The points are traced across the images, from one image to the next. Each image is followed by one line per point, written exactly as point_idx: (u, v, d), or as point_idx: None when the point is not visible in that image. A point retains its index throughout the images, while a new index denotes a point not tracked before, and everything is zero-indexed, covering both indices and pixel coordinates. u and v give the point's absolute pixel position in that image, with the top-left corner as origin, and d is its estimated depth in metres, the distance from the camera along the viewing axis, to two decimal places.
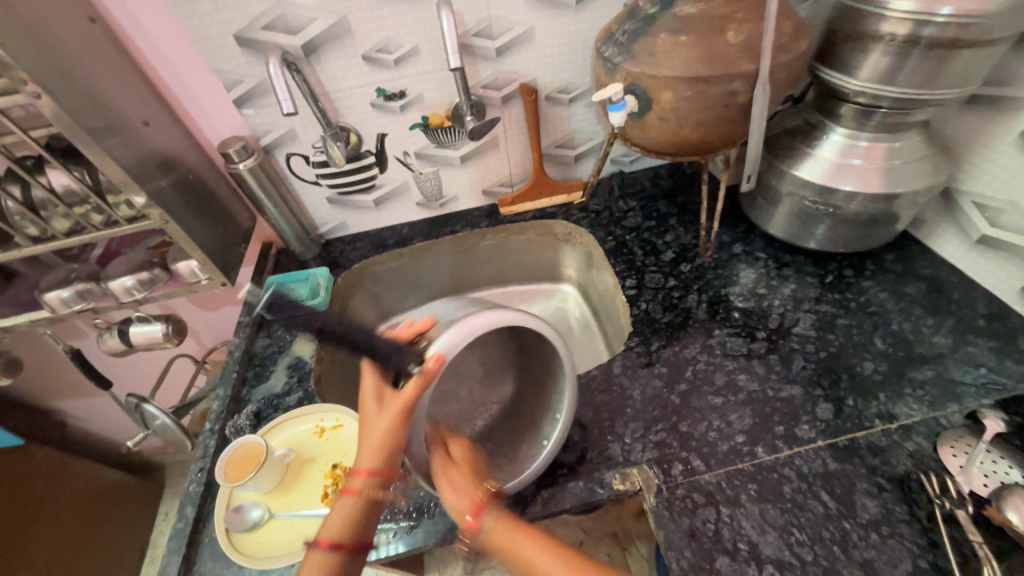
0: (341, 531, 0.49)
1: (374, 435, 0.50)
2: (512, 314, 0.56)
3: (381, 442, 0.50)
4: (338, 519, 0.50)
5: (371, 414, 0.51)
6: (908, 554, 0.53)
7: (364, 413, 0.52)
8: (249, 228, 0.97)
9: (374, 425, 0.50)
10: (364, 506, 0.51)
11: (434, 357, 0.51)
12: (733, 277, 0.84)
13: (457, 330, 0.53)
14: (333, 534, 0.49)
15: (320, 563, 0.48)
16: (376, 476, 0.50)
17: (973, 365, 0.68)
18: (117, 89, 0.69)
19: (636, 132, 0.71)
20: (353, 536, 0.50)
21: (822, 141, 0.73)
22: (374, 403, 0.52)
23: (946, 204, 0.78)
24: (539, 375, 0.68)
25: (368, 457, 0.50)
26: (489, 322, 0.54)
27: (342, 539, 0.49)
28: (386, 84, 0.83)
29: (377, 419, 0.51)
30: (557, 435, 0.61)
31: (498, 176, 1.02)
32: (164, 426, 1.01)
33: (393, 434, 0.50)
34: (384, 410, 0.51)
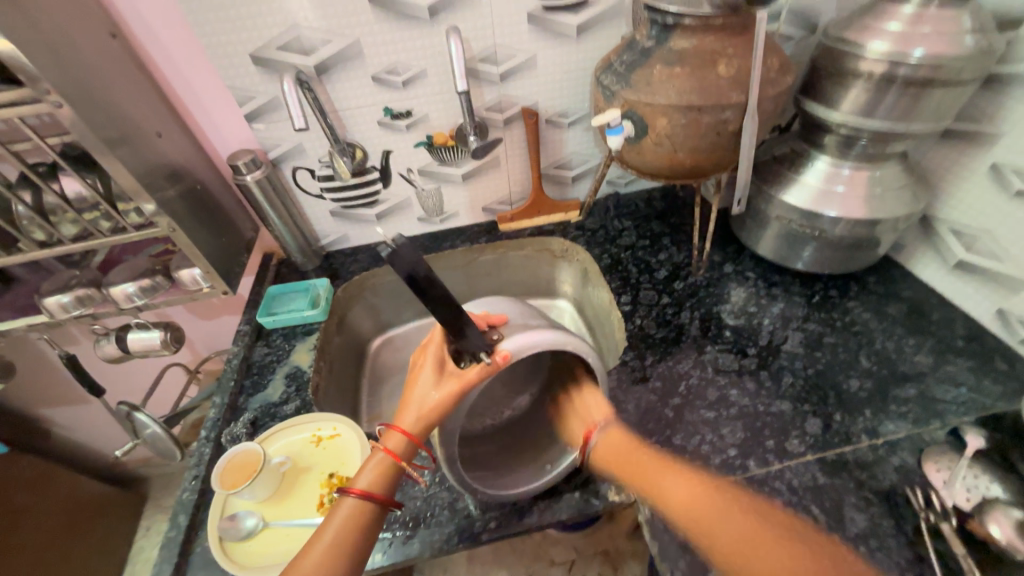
0: (373, 486, 0.52)
1: (424, 403, 0.52)
2: (578, 339, 0.56)
3: (427, 413, 0.52)
4: (372, 474, 0.53)
5: (428, 381, 0.54)
6: (896, 567, 0.55)
7: (419, 380, 0.54)
8: (252, 239, 0.98)
9: (427, 394, 0.53)
10: (397, 468, 0.54)
11: (504, 353, 0.51)
12: (724, 295, 0.87)
13: (531, 335, 0.54)
14: (366, 486, 0.52)
15: (350, 509, 0.51)
16: (416, 438, 0.53)
17: (953, 383, 0.71)
18: (133, 101, 0.72)
19: (633, 155, 0.75)
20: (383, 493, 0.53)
21: (808, 169, 0.77)
22: (432, 372, 0.54)
23: (924, 230, 0.83)
24: (561, 403, 0.70)
25: (414, 420, 0.53)
26: (559, 338, 0.54)
27: (373, 494, 0.52)
28: (393, 104, 0.86)
29: (432, 390, 0.53)
30: (567, 463, 0.62)
31: (498, 194, 1.05)
32: (155, 435, 1.00)
33: (440, 409, 0.52)
34: (441, 382, 0.53)
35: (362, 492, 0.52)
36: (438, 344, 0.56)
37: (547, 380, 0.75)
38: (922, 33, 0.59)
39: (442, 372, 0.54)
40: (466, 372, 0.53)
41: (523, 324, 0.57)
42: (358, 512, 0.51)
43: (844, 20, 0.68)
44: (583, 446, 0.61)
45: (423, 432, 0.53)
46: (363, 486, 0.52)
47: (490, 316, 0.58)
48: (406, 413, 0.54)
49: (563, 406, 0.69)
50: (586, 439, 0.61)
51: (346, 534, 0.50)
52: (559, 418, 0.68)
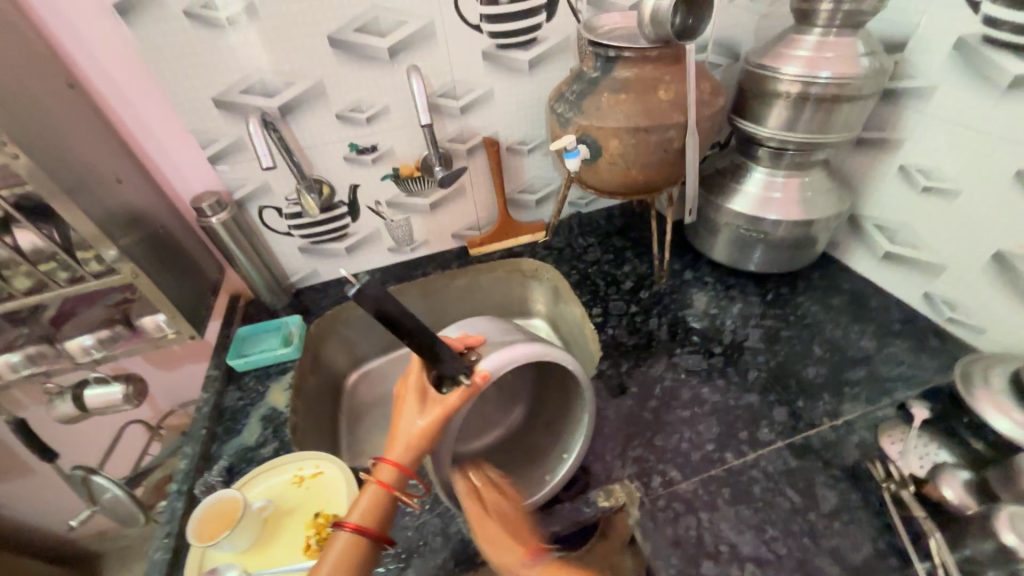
0: (366, 520, 0.50)
1: (412, 433, 0.52)
2: (558, 353, 0.59)
3: (417, 441, 0.52)
4: (362, 509, 0.51)
5: (413, 410, 0.53)
6: (868, 537, 0.58)
7: (404, 410, 0.54)
8: (218, 281, 0.96)
9: (414, 423, 0.53)
10: (388, 500, 0.52)
11: (482, 374, 0.53)
12: (688, 301, 0.93)
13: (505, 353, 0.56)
14: (359, 522, 0.50)
15: (344, 544, 0.49)
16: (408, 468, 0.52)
17: (896, 362, 0.78)
18: (92, 150, 0.71)
19: (590, 175, 0.81)
20: (377, 526, 0.51)
21: (747, 179, 0.85)
22: (416, 401, 0.54)
23: (853, 227, 0.92)
24: (551, 418, 0.72)
25: (402, 450, 0.53)
26: (535, 353, 0.57)
27: (367, 527, 0.50)
28: (358, 139, 0.89)
29: (418, 417, 0.53)
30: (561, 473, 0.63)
31: (466, 221, 1.09)
32: (116, 498, 0.93)
33: (430, 435, 0.53)
34: (426, 410, 0.53)
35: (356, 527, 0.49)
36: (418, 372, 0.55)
37: (536, 394, 0.77)
38: (826, 57, 0.69)
39: (427, 399, 0.54)
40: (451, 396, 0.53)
41: (501, 341, 0.60)
42: (355, 550, 0.49)
43: (762, 48, 0.77)
44: (577, 455, 0.64)
45: (413, 460, 0.52)
46: (356, 520, 0.50)
47: (466, 338, 0.59)
48: (394, 443, 0.53)
49: (556, 419, 0.70)
50: (581, 447, 0.64)
51: (344, 569, 0.48)
52: (548, 433, 0.70)
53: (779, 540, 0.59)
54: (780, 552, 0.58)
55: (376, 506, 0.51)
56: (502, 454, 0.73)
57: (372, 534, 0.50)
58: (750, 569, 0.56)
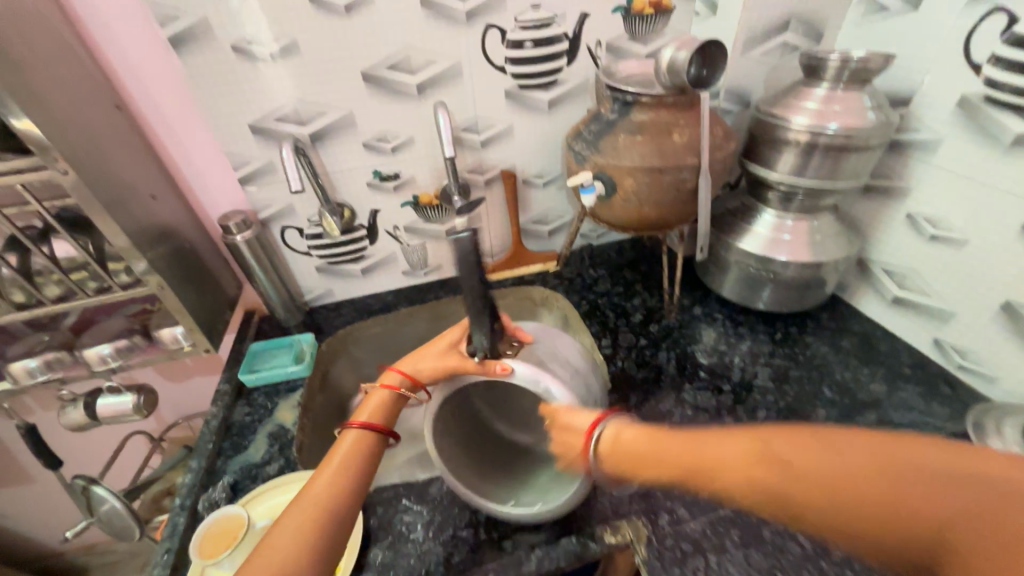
0: (375, 415, 0.61)
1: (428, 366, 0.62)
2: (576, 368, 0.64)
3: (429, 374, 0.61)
4: (374, 405, 0.61)
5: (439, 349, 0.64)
6: None
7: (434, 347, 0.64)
8: (235, 296, 0.98)
9: (433, 360, 0.62)
10: (391, 403, 0.62)
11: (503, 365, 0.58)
12: (697, 336, 0.93)
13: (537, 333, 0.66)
14: (366, 418, 0.60)
15: (353, 439, 0.57)
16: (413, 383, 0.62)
17: (907, 408, 0.77)
18: (131, 168, 0.75)
19: (604, 210, 0.83)
20: (381, 421, 0.60)
21: (757, 220, 0.87)
22: (443, 347, 0.64)
23: (861, 271, 0.93)
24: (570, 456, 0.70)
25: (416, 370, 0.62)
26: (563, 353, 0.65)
27: (371, 424, 0.59)
28: (382, 167, 0.93)
29: (437, 358, 0.62)
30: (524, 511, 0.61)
31: (479, 248, 1.11)
32: (115, 511, 0.92)
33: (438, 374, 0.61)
34: (446, 356, 0.62)
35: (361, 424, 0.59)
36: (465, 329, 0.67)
37: None
38: (834, 110, 0.72)
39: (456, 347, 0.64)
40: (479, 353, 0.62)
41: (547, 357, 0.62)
42: (360, 441, 0.57)
43: (772, 98, 0.81)
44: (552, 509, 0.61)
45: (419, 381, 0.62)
46: (363, 419, 0.59)
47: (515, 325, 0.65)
48: (412, 361, 0.64)
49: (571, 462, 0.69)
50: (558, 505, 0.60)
51: (352, 457, 0.56)
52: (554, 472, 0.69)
53: None
54: None
55: (381, 407, 0.62)
56: (501, 459, 0.74)
57: (374, 429, 0.59)
58: None
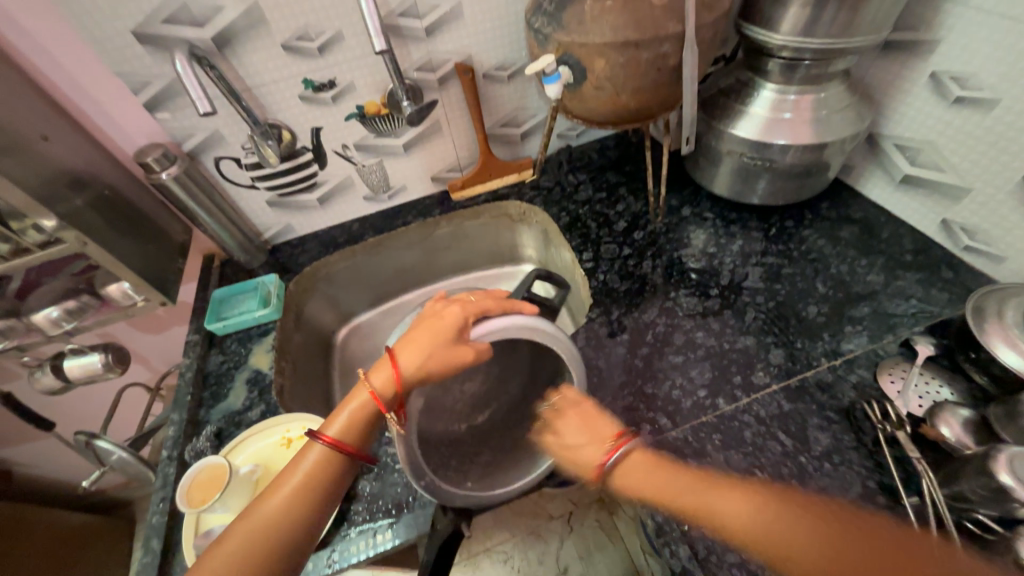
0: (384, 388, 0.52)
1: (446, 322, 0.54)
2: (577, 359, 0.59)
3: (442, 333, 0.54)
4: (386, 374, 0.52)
5: (443, 334, 0.53)
6: (858, 477, 0.58)
7: (440, 327, 0.53)
8: (186, 242, 0.90)
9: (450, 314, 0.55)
10: (373, 415, 0.52)
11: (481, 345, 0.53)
12: (686, 239, 0.86)
13: (527, 322, 0.55)
14: (336, 431, 0.51)
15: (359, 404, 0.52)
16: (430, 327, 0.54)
17: (904, 297, 0.73)
18: (3, 102, 0.62)
19: (575, 102, 0.72)
20: (354, 439, 0.51)
21: (755, 99, 0.75)
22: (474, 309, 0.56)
23: (869, 149, 0.83)
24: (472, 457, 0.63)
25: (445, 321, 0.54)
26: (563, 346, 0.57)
27: (343, 443, 0.50)
28: (312, 74, 0.79)
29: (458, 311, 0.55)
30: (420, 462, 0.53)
31: (445, 162, 1.00)
32: (123, 460, 0.95)
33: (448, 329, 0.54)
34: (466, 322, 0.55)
35: (332, 439, 0.50)
36: (479, 305, 0.56)
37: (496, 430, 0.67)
38: None
39: (464, 334, 0.54)
40: (485, 342, 0.54)
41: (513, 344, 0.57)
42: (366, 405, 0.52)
43: None
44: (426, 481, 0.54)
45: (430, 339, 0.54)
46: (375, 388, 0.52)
47: (524, 305, 0.58)
48: (414, 345, 0.53)
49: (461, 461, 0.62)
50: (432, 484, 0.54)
51: (354, 423, 0.51)
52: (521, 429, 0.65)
53: (767, 483, 0.58)
54: None
55: (359, 415, 0.52)
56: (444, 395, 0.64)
57: (347, 450, 0.50)
58: None
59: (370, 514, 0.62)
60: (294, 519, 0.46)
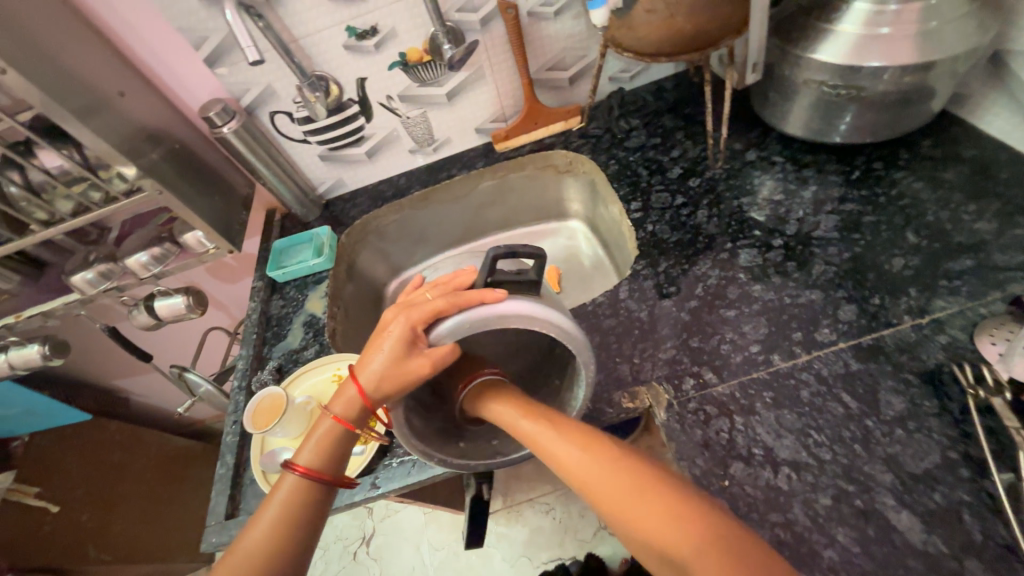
0: (346, 410, 0.51)
1: (392, 336, 0.49)
2: (577, 337, 0.49)
3: (392, 348, 0.48)
4: (344, 400, 0.51)
5: (393, 352, 0.48)
6: (938, 446, 0.51)
7: (388, 346, 0.49)
8: (249, 195, 0.96)
9: (394, 327, 0.49)
10: (343, 439, 0.51)
11: (443, 351, 0.48)
12: (749, 187, 0.78)
13: (488, 315, 0.46)
14: (309, 459, 0.50)
15: (326, 430, 0.51)
16: (376, 344, 0.50)
17: (1020, 248, 0.61)
18: (86, 62, 0.68)
19: (625, 32, 0.66)
20: (328, 467, 0.50)
21: (844, 14, 0.63)
22: (419, 314, 0.48)
23: (993, 71, 0.68)
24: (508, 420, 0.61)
25: (392, 336, 0.49)
26: (548, 324, 0.48)
27: (317, 471, 0.49)
28: (355, 21, 0.79)
29: (399, 324, 0.49)
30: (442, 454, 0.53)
31: (490, 111, 0.97)
32: (208, 392, 1.08)
33: (398, 345, 0.48)
34: (414, 333, 0.48)
35: (303, 469, 0.49)
36: (425, 310, 0.48)
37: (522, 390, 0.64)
38: None
39: (417, 345, 0.48)
40: (445, 345, 0.48)
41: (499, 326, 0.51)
42: (335, 432, 0.51)
43: None
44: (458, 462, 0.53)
45: (377, 359, 0.49)
46: (337, 412, 0.51)
47: (483, 294, 0.47)
48: (369, 366, 0.49)
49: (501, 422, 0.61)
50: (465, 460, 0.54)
51: (325, 448, 0.50)
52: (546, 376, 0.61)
53: (825, 446, 0.53)
54: (824, 458, 0.52)
55: (330, 440, 0.51)
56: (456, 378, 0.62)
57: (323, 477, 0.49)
58: (786, 472, 0.52)
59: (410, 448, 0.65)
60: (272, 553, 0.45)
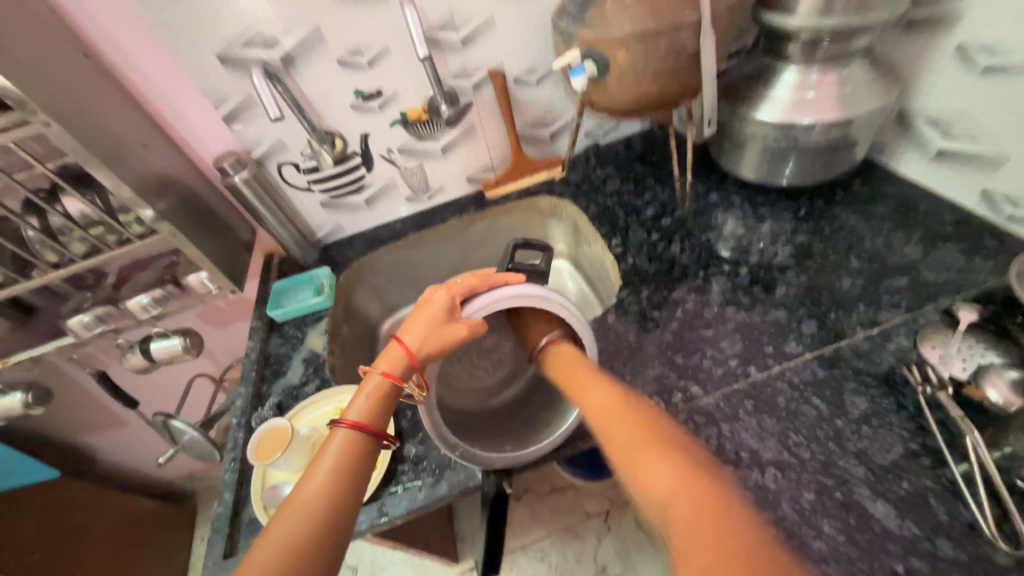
0: (393, 366, 0.56)
1: (436, 305, 0.58)
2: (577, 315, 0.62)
3: (435, 315, 0.57)
4: (391, 357, 0.56)
5: (436, 318, 0.57)
6: (900, 439, 0.57)
7: (431, 312, 0.58)
8: (250, 240, 1.01)
9: (437, 298, 0.58)
10: (390, 393, 0.56)
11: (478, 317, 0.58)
12: (714, 224, 0.88)
13: (513, 292, 0.58)
14: (359, 413, 0.53)
15: (374, 386, 0.55)
16: (420, 313, 0.58)
17: (943, 267, 0.72)
18: (116, 117, 0.74)
19: (599, 94, 0.77)
20: (377, 418, 0.54)
21: (776, 82, 0.77)
22: (457, 289, 0.59)
23: (901, 126, 0.83)
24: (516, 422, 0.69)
25: (434, 307, 0.58)
26: (558, 303, 0.60)
27: (365, 423, 0.53)
28: (362, 85, 0.89)
29: (441, 295, 0.58)
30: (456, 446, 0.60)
31: (480, 163, 1.07)
32: (193, 439, 1.05)
33: (439, 313, 0.57)
34: (453, 303, 0.58)
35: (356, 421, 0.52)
36: (464, 285, 0.59)
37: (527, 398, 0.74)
38: None
39: (454, 313, 0.58)
40: (478, 316, 0.58)
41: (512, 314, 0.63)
42: (381, 387, 0.55)
43: None
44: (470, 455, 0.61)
45: (422, 325, 0.57)
46: (385, 368, 0.56)
47: (508, 276, 0.61)
48: (413, 329, 0.57)
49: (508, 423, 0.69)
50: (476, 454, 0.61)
51: (372, 401, 0.55)
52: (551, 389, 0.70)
53: (803, 445, 0.58)
54: (804, 456, 0.57)
55: (378, 395, 0.55)
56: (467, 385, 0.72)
57: (371, 428, 0.53)
58: (771, 472, 0.57)
59: (415, 474, 0.66)
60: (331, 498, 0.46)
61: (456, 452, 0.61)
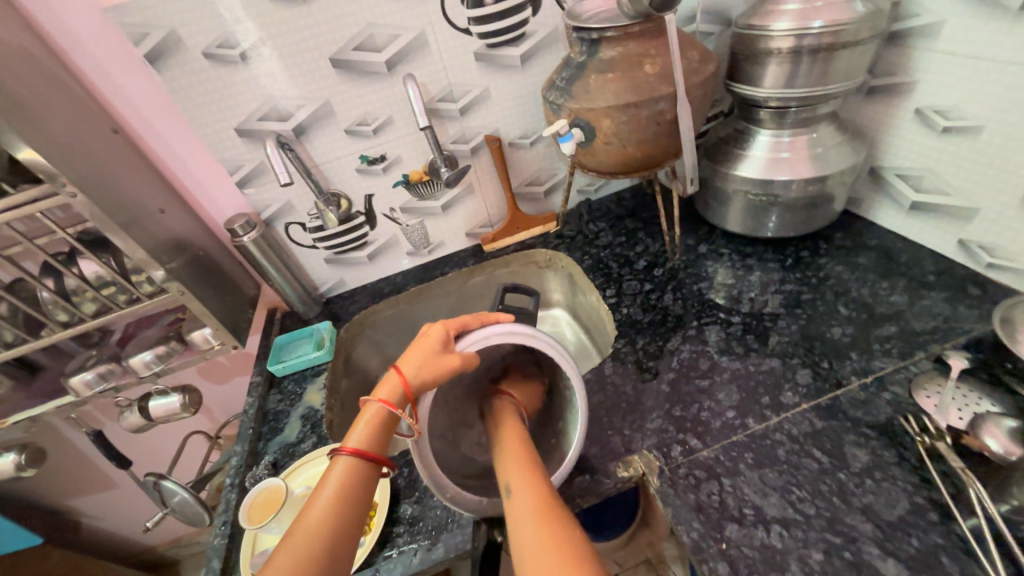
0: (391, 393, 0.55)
1: (432, 336, 0.58)
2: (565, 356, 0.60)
3: (432, 345, 0.57)
4: (388, 385, 0.56)
5: (431, 348, 0.57)
6: (904, 493, 0.56)
7: (427, 343, 0.57)
8: (255, 295, 1.04)
9: (432, 330, 0.59)
10: (388, 422, 0.55)
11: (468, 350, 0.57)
12: (705, 274, 0.91)
13: (505, 328, 0.58)
14: (358, 442, 0.53)
15: (372, 415, 0.54)
16: (416, 344, 0.58)
17: (930, 315, 0.73)
18: (137, 185, 0.79)
19: (588, 157, 0.83)
20: (375, 448, 0.53)
21: (752, 144, 0.83)
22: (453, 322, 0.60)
23: (875, 181, 0.88)
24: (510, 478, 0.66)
25: (429, 338, 0.58)
26: (547, 343, 0.58)
27: (365, 450, 0.52)
28: (367, 151, 0.95)
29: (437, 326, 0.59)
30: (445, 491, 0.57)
31: (479, 218, 1.12)
32: (183, 501, 1.01)
33: (434, 343, 0.57)
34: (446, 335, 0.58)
35: (355, 450, 0.52)
36: (460, 320, 0.60)
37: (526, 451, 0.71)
38: (817, 7, 0.67)
39: (449, 346, 0.58)
40: (472, 350, 0.58)
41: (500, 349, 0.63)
42: (378, 415, 0.54)
43: (748, 9, 0.75)
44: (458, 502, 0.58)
45: (419, 353, 0.57)
46: (384, 396, 0.55)
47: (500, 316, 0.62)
48: (410, 359, 0.57)
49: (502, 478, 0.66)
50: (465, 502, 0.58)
51: (370, 430, 0.54)
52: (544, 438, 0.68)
53: (807, 501, 0.57)
54: (808, 513, 0.56)
55: (379, 422, 0.54)
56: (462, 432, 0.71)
57: (371, 455, 0.52)
58: (777, 530, 0.55)
59: (411, 537, 0.64)
60: (337, 523, 0.47)
61: (446, 496, 0.57)
